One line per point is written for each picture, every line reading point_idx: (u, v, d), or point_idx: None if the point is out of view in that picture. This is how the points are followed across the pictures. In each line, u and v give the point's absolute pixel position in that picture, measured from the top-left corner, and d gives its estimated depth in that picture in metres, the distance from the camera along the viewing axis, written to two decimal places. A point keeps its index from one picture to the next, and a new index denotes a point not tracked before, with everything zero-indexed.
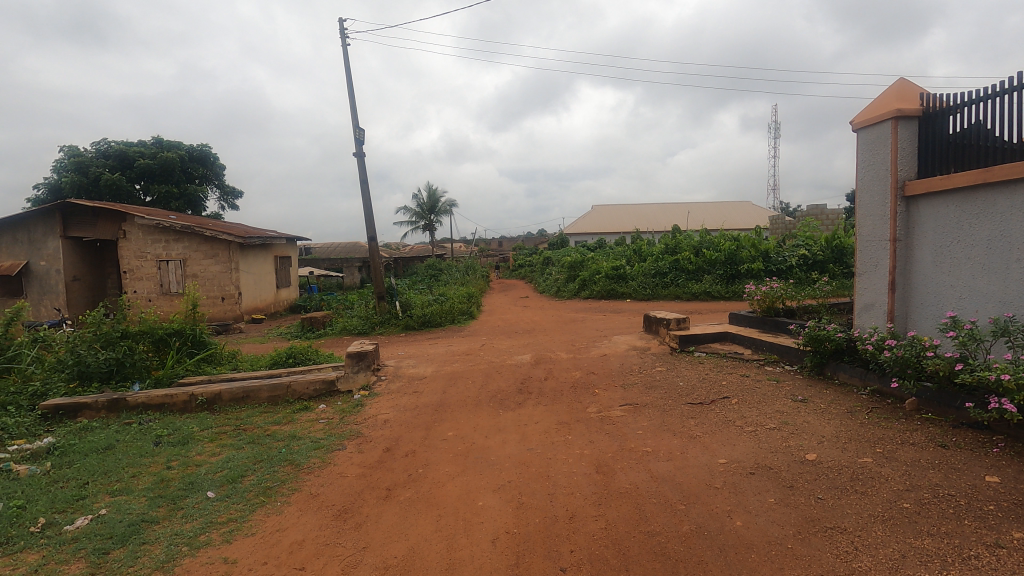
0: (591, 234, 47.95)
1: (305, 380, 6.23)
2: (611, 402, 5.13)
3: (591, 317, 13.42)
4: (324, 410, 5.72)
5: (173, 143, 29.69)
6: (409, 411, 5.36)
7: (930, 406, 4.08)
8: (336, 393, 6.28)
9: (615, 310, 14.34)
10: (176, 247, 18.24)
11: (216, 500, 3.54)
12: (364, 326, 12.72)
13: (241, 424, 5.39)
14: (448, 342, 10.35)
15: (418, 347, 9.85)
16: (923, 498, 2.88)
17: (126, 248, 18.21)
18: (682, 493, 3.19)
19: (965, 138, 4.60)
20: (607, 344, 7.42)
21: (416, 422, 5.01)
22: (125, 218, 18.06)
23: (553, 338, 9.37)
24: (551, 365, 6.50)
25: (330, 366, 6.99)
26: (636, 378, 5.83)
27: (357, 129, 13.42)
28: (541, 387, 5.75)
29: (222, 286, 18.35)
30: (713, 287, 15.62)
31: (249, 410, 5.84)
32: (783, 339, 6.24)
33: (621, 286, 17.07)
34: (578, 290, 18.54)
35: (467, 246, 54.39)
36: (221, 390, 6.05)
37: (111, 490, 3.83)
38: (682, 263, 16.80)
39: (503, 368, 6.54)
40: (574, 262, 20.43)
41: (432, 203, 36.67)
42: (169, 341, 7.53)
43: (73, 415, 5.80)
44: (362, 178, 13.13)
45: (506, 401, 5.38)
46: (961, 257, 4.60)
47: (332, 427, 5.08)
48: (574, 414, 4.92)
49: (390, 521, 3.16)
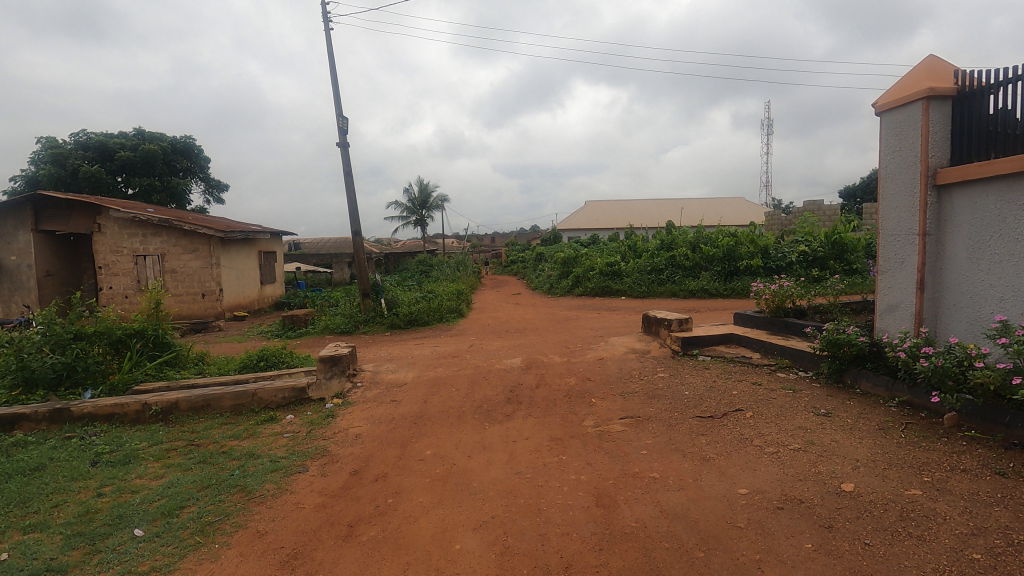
0: (584, 230, 47.54)
1: (271, 387, 5.66)
2: (609, 414, 4.60)
3: (585, 315, 12.88)
4: (290, 422, 5.16)
5: (155, 134, 28.83)
6: (383, 424, 4.79)
7: (973, 422, 3.59)
8: (307, 401, 5.72)
9: (609, 308, 13.83)
10: (153, 242, 17.54)
11: (143, 541, 2.97)
12: (347, 324, 12.12)
13: (196, 438, 4.81)
14: (434, 342, 9.77)
15: (402, 349, 9.29)
16: (995, 546, 2.36)
17: (101, 242, 17.50)
18: (700, 536, 2.65)
19: (1009, 119, 4.08)
20: (604, 346, 6.89)
21: (391, 437, 4.45)
22: (100, 211, 17.34)
23: (545, 339, 8.84)
24: (542, 370, 5.96)
25: (302, 369, 6.40)
26: (636, 386, 5.30)
27: (340, 117, 12.84)
28: (532, 396, 5.20)
29: (203, 283, 17.71)
30: (710, 284, 15.08)
31: (208, 421, 5.26)
32: (797, 343, 5.73)
33: (616, 284, 16.55)
34: (571, 287, 18.03)
35: (459, 242, 53.72)
36: (179, 398, 5.48)
37: (22, 526, 3.24)
38: (678, 260, 16.34)
39: (490, 373, 6.00)
40: (568, 258, 19.90)
41: (423, 199, 36.05)
42: (128, 343, 6.91)
43: (8, 427, 5.18)
44: (345, 169, 12.54)
45: (492, 413, 4.83)
46: (1003, 252, 4.08)
47: (296, 443, 4.52)
48: (568, 429, 4.37)
49: (347, 572, 2.61)
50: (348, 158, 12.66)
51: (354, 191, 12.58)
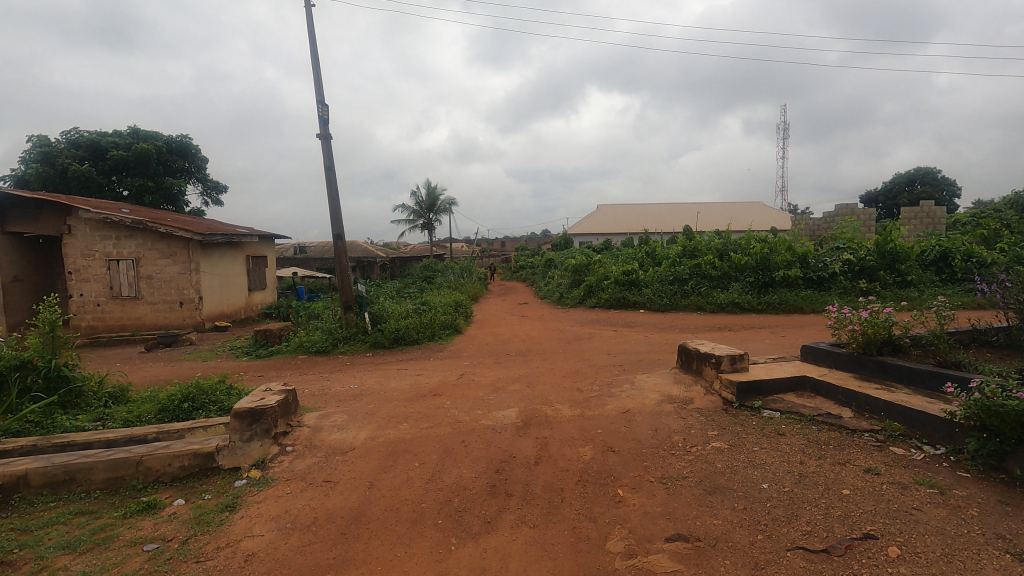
0: (597, 235, 45.78)
1: (166, 452, 4.09)
2: (649, 530, 2.88)
3: (600, 332, 11.15)
4: (172, 515, 3.53)
5: (150, 133, 27.56)
6: (296, 533, 3.10)
7: None
8: (214, 473, 4.11)
9: (627, 325, 12.07)
10: (128, 245, 16.13)
11: None
12: (324, 342, 10.47)
13: (17, 546, 3.19)
14: (418, 370, 8.09)
15: (378, 380, 7.63)
16: None
17: (72, 245, 16.09)
18: None
19: None
20: (629, 389, 5.18)
21: (298, 568, 2.77)
22: (70, 211, 15.94)
23: (553, 371, 7.13)
24: (546, 430, 4.29)
25: (222, 420, 4.77)
26: (682, 466, 3.60)
27: (323, 104, 11.32)
28: (528, 481, 3.50)
29: (181, 290, 16.26)
30: (742, 296, 13.12)
31: (62, 509, 3.69)
32: (913, 400, 3.99)
33: (633, 295, 14.81)
34: (583, 297, 16.36)
35: (467, 246, 52.08)
36: (29, 469, 3.88)
37: None
38: (703, 268, 14.58)
39: (472, 433, 4.30)
40: (580, 265, 18.24)
41: (431, 201, 34.52)
42: (7, 380, 5.29)
43: None
44: (325, 164, 10.97)
45: (465, 516, 3.14)
46: None
47: (149, 571, 2.85)
48: (581, 562, 2.66)
49: None
50: (329, 151, 11.08)
51: (336, 188, 11.00)
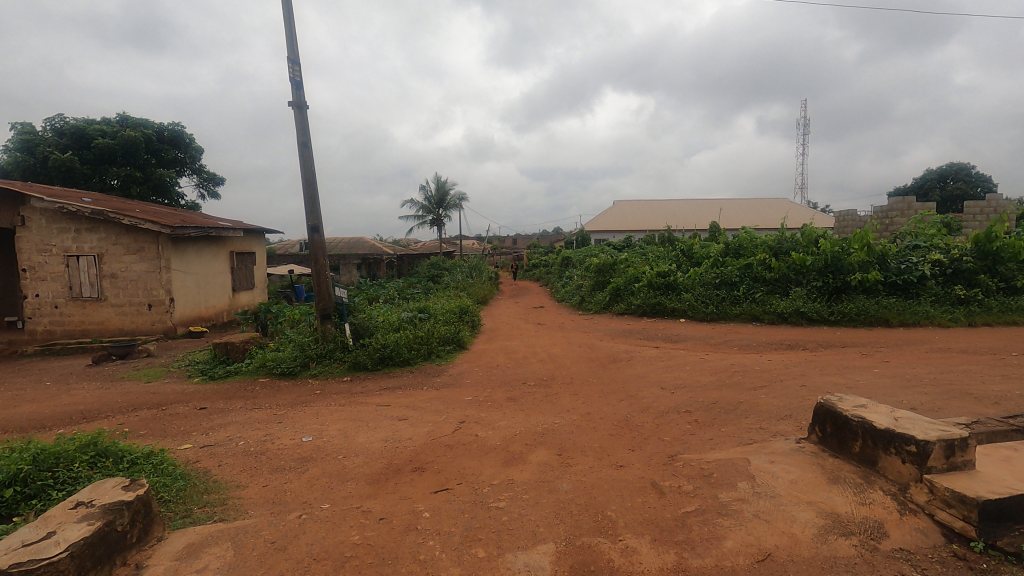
0: (616, 233, 43.19)
1: None
2: None
3: (640, 351, 8.83)
4: None
5: (140, 119, 25.42)
6: None
7: None
8: None
9: (668, 340, 9.74)
10: (89, 239, 14.11)
11: None
12: (292, 361, 8.30)
13: None
14: (403, 412, 5.86)
15: (343, 428, 5.39)
16: None
17: (25, 238, 14.06)
18: None
19: None
20: (754, 494, 2.86)
21: None
22: (24, 200, 13.94)
23: (593, 425, 4.83)
24: None
25: None
26: None
27: (296, 64, 9.13)
28: None
29: (149, 290, 14.22)
30: (808, 304, 10.73)
31: None
32: None
33: (671, 300, 12.50)
34: (610, 302, 14.04)
35: (479, 244, 49.68)
36: None
37: None
38: (755, 270, 12.24)
39: None
40: (604, 265, 15.92)
41: (440, 197, 32.29)
42: None
43: None
44: (298, 138, 8.80)
45: None
46: None
47: None
48: None
49: None
50: (303, 122, 8.88)
51: (311, 167, 8.83)
